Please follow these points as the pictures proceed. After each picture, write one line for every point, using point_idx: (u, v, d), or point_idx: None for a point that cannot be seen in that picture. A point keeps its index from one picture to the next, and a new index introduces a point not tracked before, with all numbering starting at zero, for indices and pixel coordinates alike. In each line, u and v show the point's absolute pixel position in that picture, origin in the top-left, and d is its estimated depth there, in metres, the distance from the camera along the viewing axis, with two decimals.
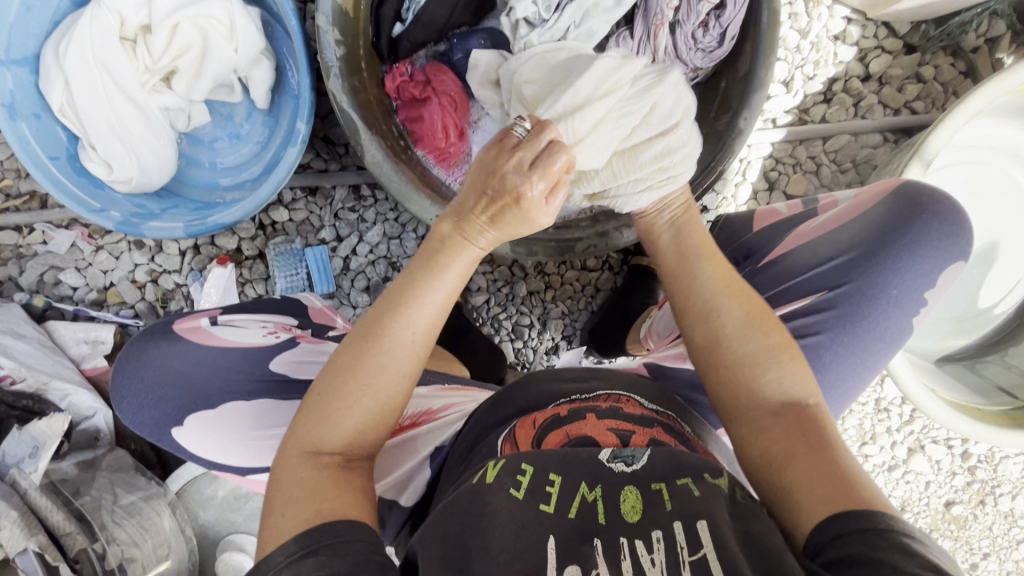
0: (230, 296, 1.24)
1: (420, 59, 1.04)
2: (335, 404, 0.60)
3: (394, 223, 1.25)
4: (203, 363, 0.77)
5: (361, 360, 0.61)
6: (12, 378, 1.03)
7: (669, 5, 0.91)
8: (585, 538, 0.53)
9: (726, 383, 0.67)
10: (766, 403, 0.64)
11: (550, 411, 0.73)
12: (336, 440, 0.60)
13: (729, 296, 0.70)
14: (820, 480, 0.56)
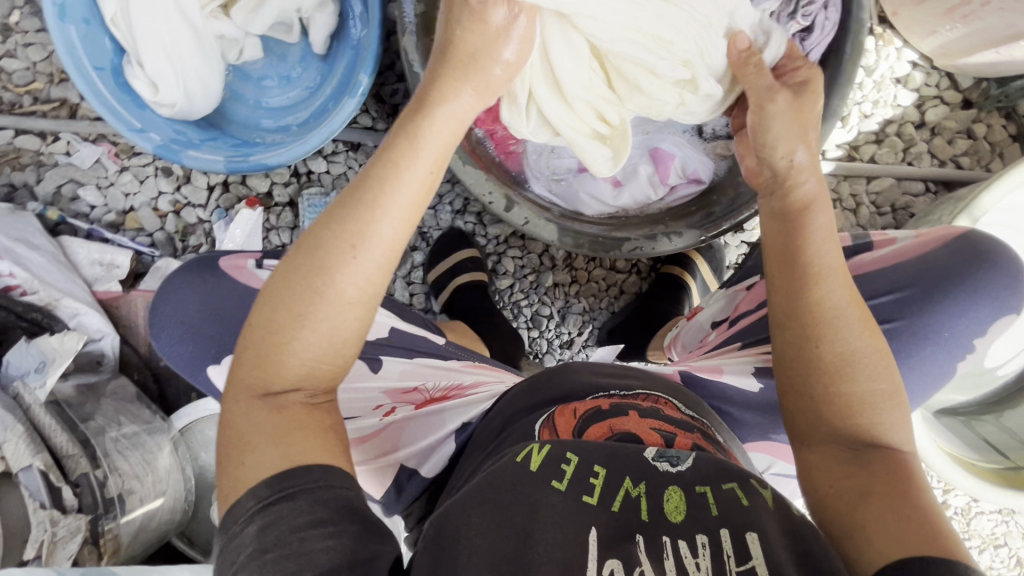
0: (254, 241, 1.21)
1: None
2: (294, 330, 0.56)
3: (431, 193, 1.23)
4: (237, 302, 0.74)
5: (298, 278, 0.56)
6: (23, 289, 1.00)
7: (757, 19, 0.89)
8: (627, 534, 0.52)
9: (828, 403, 0.62)
10: (861, 435, 0.61)
11: (590, 401, 0.72)
12: (287, 370, 0.56)
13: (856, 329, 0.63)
14: (908, 522, 0.53)
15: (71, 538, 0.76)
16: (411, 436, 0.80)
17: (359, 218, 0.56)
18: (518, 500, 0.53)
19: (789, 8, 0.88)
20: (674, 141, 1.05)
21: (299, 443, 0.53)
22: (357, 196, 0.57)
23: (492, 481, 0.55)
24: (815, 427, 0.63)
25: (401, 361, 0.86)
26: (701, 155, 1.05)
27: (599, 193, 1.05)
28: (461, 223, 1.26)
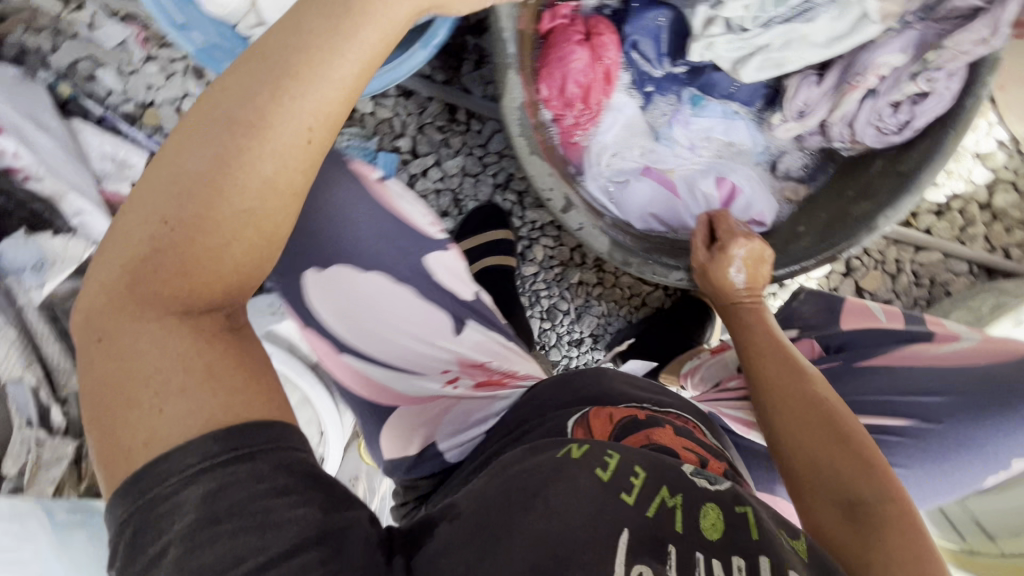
0: None
1: (586, 9, 0.95)
2: (186, 234, 0.40)
3: (477, 161, 1.16)
4: (348, 200, 0.74)
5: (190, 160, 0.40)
6: (26, 174, 0.91)
7: (876, 71, 0.82)
8: (656, 546, 0.44)
9: (806, 462, 0.62)
10: (842, 487, 0.57)
11: (628, 409, 0.65)
12: (161, 305, 0.39)
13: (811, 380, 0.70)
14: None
15: (58, 463, 0.71)
16: (456, 414, 0.77)
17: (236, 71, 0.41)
18: (552, 476, 0.48)
19: (913, 69, 0.80)
20: (746, 176, 1.00)
21: (223, 390, 0.39)
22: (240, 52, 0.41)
23: (529, 470, 0.49)
24: (802, 486, 0.60)
25: (478, 331, 0.80)
26: (769, 198, 1.01)
27: (656, 209, 0.99)
28: (500, 198, 1.19)
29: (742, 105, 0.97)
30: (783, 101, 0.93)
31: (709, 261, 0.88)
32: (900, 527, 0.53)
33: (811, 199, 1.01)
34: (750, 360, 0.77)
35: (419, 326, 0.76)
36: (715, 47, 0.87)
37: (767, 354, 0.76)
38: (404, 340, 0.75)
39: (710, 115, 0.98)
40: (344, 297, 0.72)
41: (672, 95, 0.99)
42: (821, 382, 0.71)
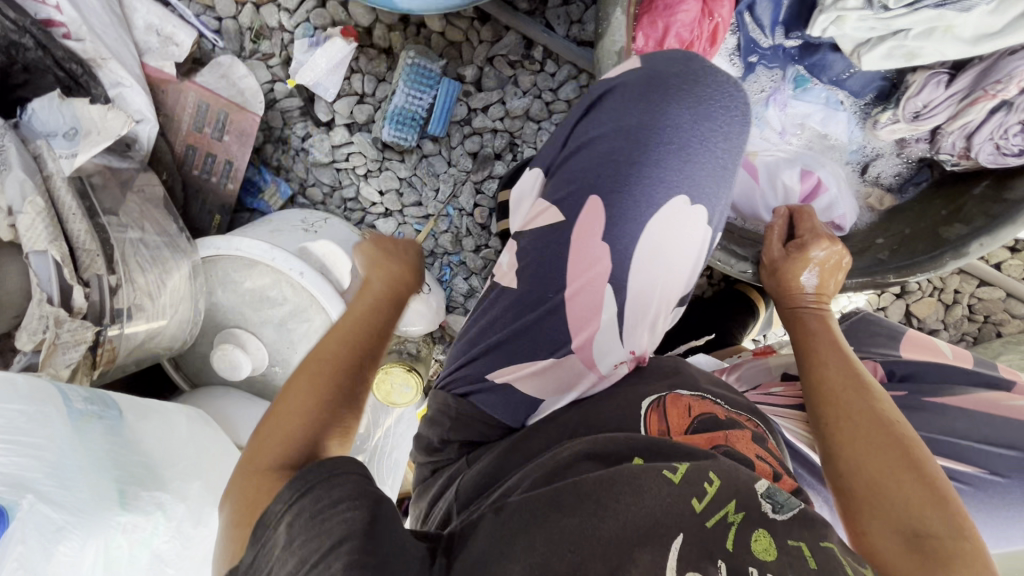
0: (334, 77, 1.04)
1: None
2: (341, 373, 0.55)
3: (543, 107, 1.06)
4: (715, 178, 0.63)
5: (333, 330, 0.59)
6: (67, 31, 0.82)
7: (1020, 81, 0.72)
8: (707, 556, 0.38)
9: (865, 482, 0.57)
10: (907, 514, 0.53)
11: (705, 403, 0.58)
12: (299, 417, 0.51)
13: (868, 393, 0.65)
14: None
15: (74, 347, 0.68)
16: (554, 382, 0.63)
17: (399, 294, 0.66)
18: (618, 478, 0.43)
19: None
20: (834, 173, 0.92)
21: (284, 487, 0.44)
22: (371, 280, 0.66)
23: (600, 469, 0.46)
24: (856, 507, 0.57)
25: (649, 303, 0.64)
26: (851, 201, 0.94)
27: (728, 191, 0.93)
28: None
29: (849, 95, 0.88)
30: (899, 98, 0.84)
31: (781, 258, 0.82)
32: (973, 565, 0.48)
33: (895, 211, 0.94)
34: (807, 364, 0.72)
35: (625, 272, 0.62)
36: (844, 23, 0.77)
37: (833, 363, 0.70)
38: (592, 279, 0.61)
39: (810, 99, 0.90)
40: (656, 224, 0.61)
41: (776, 70, 0.89)
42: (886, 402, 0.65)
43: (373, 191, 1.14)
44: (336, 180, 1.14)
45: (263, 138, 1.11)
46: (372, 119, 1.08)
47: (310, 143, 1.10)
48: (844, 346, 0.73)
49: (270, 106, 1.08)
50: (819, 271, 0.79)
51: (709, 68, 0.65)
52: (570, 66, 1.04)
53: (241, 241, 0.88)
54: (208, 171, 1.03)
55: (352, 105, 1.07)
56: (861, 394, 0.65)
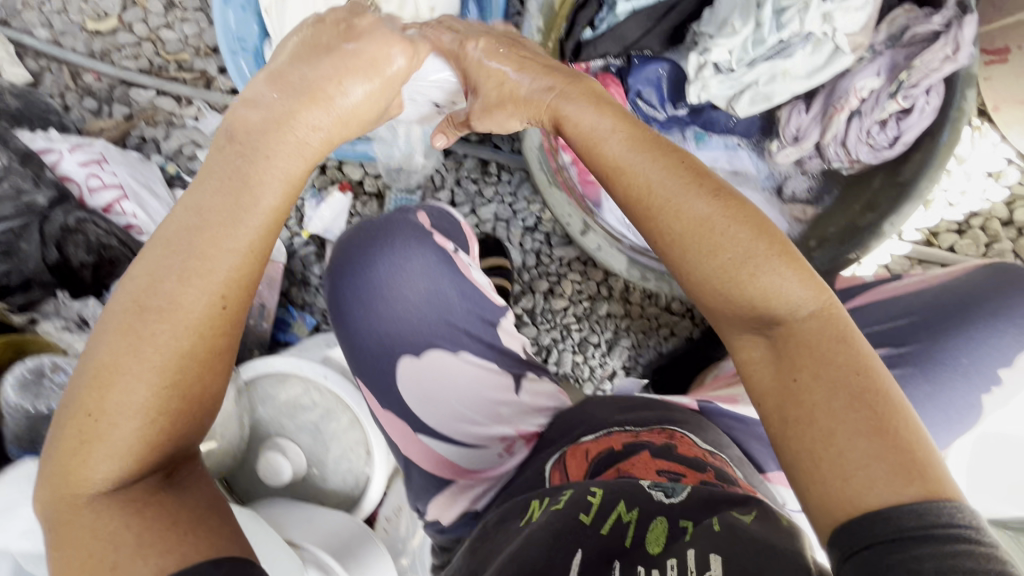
0: (339, 222, 1.30)
1: (593, 68, 1.10)
2: (216, 328, 0.52)
3: (508, 207, 1.30)
4: (423, 259, 0.78)
5: (182, 273, 0.51)
6: (140, 229, 1.11)
7: (857, 93, 0.92)
8: (604, 560, 0.49)
9: (744, 318, 0.57)
10: (764, 316, 0.56)
11: (604, 441, 0.69)
12: (150, 372, 0.50)
13: (698, 208, 0.58)
14: (865, 432, 0.48)
15: None
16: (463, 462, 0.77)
17: (282, 109, 0.58)
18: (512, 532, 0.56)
19: (892, 88, 0.90)
20: (751, 198, 1.09)
21: (153, 529, 0.47)
22: (285, 117, 0.57)
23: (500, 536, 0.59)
24: (723, 323, 0.59)
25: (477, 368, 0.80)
26: (775, 214, 1.09)
27: None
28: (529, 240, 1.31)
29: (742, 136, 1.07)
30: (778, 130, 1.03)
31: (587, 111, 0.70)
32: (829, 347, 0.53)
33: (818, 218, 1.07)
34: (622, 179, 0.63)
35: (433, 371, 0.77)
36: (708, 88, 0.98)
37: (642, 171, 0.62)
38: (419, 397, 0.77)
39: (711, 148, 1.10)
40: (409, 319, 0.77)
41: (676, 133, 1.10)
42: (685, 171, 0.60)
43: None
44: None
45: (287, 282, 1.35)
46: None
47: None
48: (636, 133, 0.65)
49: (292, 255, 1.34)
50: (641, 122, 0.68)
51: (363, 230, 0.80)
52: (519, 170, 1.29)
53: (280, 360, 1.05)
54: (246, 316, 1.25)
55: None
56: (695, 230, 0.58)
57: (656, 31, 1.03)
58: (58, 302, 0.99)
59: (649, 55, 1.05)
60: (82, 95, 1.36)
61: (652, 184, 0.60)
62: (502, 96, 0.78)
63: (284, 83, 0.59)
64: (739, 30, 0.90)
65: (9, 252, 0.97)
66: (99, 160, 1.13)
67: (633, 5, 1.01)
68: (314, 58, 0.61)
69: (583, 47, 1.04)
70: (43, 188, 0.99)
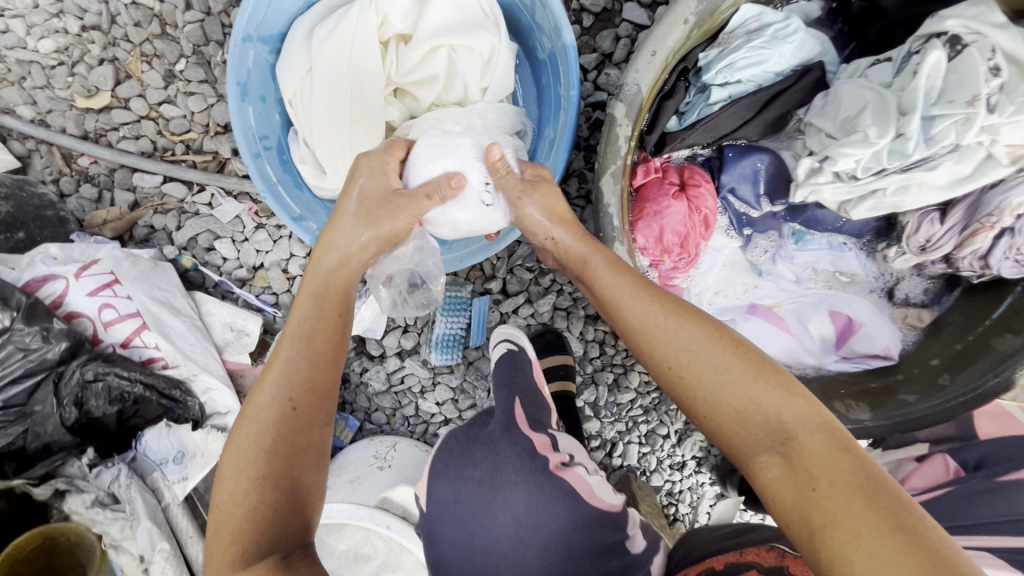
0: (380, 321, 1.17)
1: (676, 159, 0.95)
2: (301, 428, 0.59)
3: (568, 297, 1.17)
4: (524, 467, 0.66)
5: (277, 382, 0.60)
6: (164, 362, 0.98)
7: (1013, 211, 0.76)
8: None
9: (732, 419, 0.59)
10: (770, 429, 0.57)
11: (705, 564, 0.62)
12: (257, 465, 0.56)
13: (682, 329, 0.62)
14: (885, 533, 0.48)
15: None
16: None
17: (353, 253, 0.69)
18: None
19: None
20: (864, 308, 0.94)
21: None
22: (339, 252, 0.68)
23: None
24: (736, 444, 0.59)
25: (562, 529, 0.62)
26: (892, 328, 0.94)
27: (770, 349, 0.95)
28: (591, 330, 1.19)
29: (850, 236, 0.93)
30: (899, 235, 0.88)
31: (570, 245, 0.75)
32: (838, 460, 0.53)
33: (936, 326, 0.94)
34: (622, 316, 0.67)
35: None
36: (822, 193, 0.85)
37: (635, 309, 0.65)
38: None
39: (814, 248, 0.95)
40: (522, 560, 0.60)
41: (772, 231, 0.96)
42: (673, 304, 0.64)
43: (432, 404, 1.22)
44: (396, 402, 1.23)
45: None
46: (419, 343, 1.20)
47: (368, 376, 1.21)
48: (620, 265, 0.70)
49: None
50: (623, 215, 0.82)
51: (453, 450, 0.70)
52: None
53: (331, 507, 0.96)
54: None
55: (399, 336, 1.19)
56: (666, 342, 0.62)
57: (757, 121, 0.87)
58: (81, 466, 0.89)
59: (744, 144, 0.91)
60: (79, 181, 1.20)
61: (635, 310, 0.65)
62: (530, 227, 0.78)
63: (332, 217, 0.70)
64: (874, 141, 0.75)
65: (23, 416, 0.86)
66: (110, 282, 0.99)
67: (729, 91, 0.85)
68: (372, 219, 0.70)
69: (668, 141, 0.88)
70: (53, 342, 0.86)
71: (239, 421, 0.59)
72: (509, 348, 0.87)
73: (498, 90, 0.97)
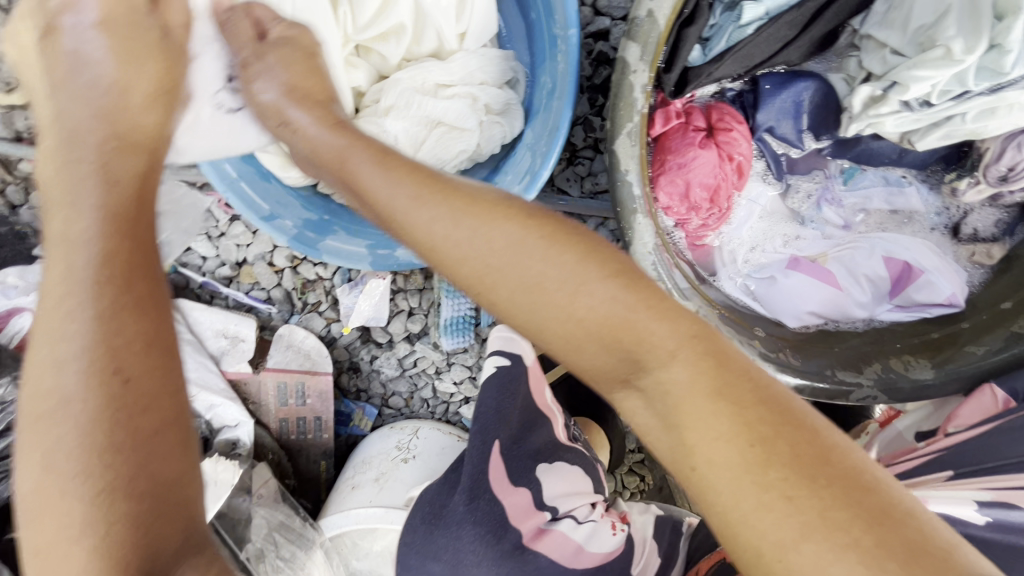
0: (383, 309, 1.09)
1: (701, 97, 0.80)
2: (137, 398, 0.44)
3: None
4: (479, 544, 0.61)
5: (73, 349, 0.43)
6: None
7: None
8: None
9: (560, 332, 0.47)
10: (612, 347, 0.46)
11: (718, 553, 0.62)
12: (75, 466, 0.41)
13: (470, 227, 0.49)
14: (799, 532, 0.37)
15: None
16: None
17: (135, 140, 0.56)
18: None
19: None
20: (921, 252, 0.83)
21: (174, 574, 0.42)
22: (122, 135, 0.55)
23: None
24: (581, 367, 0.48)
25: None
26: (957, 273, 0.83)
27: (813, 305, 0.84)
28: None
29: (910, 168, 0.81)
30: (978, 164, 0.74)
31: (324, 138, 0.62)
32: (712, 403, 0.42)
33: (1010, 260, 0.82)
34: (407, 236, 0.52)
35: None
36: (882, 125, 0.70)
37: (416, 224, 0.50)
38: None
39: (866, 185, 0.84)
40: None
41: (816, 172, 0.85)
42: (464, 199, 0.50)
43: (450, 384, 1.15)
44: (412, 386, 1.16)
45: (335, 373, 1.15)
46: (426, 325, 1.12)
47: (379, 364, 1.14)
48: (392, 162, 0.55)
49: (333, 345, 1.12)
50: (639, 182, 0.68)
51: (411, 537, 0.65)
52: (594, 218, 0.99)
53: (359, 512, 0.94)
54: (303, 431, 1.10)
55: (405, 321, 1.11)
56: (463, 250, 0.49)
57: (801, 41, 0.71)
58: None
59: (783, 70, 0.76)
60: (27, 189, 1.06)
61: (415, 217, 0.50)
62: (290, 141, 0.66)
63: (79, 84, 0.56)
64: (959, 59, 0.59)
65: None
66: None
67: (766, 6, 0.68)
68: (138, 89, 0.59)
69: (691, 78, 0.72)
70: None
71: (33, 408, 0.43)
72: (499, 366, 0.73)
73: (480, 34, 0.82)
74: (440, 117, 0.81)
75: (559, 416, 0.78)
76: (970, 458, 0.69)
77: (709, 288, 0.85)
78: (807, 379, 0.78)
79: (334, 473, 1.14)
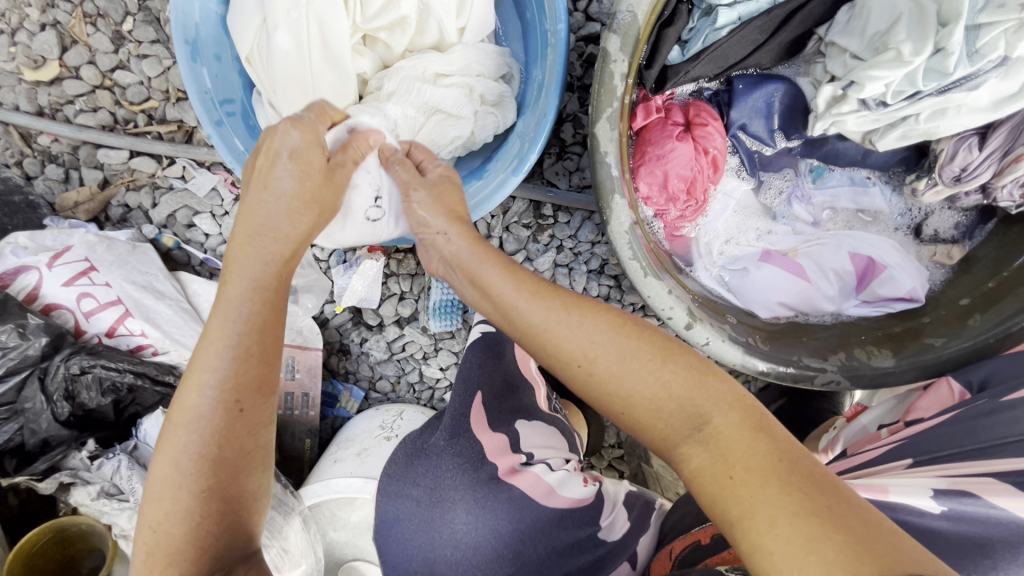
0: (374, 291, 1.13)
1: (680, 95, 0.87)
2: (245, 430, 0.53)
3: (568, 252, 1.07)
4: (456, 471, 0.63)
5: (214, 379, 0.52)
6: (154, 348, 0.94)
7: None
8: None
9: (641, 407, 0.51)
10: (682, 417, 0.50)
11: (692, 534, 0.63)
12: (195, 479, 0.50)
13: (579, 318, 0.55)
14: (814, 549, 0.40)
15: None
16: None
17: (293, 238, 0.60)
18: None
19: None
20: (886, 249, 0.88)
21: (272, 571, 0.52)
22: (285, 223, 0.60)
23: None
24: (652, 436, 0.52)
25: (500, 520, 0.61)
26: (918, 269, 0.88)
27: (783, 297, 0.89)
28: (596, 284, 1.10)
29: (874, 170, 0.87)
30: (932, 165, 0.79)
31: (460, 250, 0.65)
32: (754, 440, 0.46)
33: (967, 261, 0.87)
34: (517, 320, 0.58)
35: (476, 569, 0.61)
36: (845, 124, 0.75)
37: (526, 309, 0.57)
38: None
39: (833, 185, 0.89)
40: (469, 556, 0.60)
41: (788, 170, 0.90)
42: (571, 299, 0.57)
43: (435, 369, 1.19)
44: (399, 370, 1.20)
45: (326, 354, 1.19)
46: (416, 310, 1.16)
47: (368, 346, 1.17)
48: (510, 267, 0.61)
49: (325, 326, 1.16)
50: (616, 163, 0.74)
51: (394, 470, 0.67)
52: (581, 211, 1.04)
53: (339, 482, 0.95)
54: (290, 407, 1.13)
55: (396, 304, 1.15)
56: (569, 337, 0.54)
57: (770, 46, 0.77)
58: (81, 458, 0.87)
59: (755, 73, 0.82)
60: (44, 162, 1.11)
61: (526, 305, 0.57)
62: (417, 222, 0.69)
63: (279, 196, 0.60)
64: (908, 60, 0.66)
65: (17, 413, 0.83)
66: (85, 270, 0.94)
67: (738, 12, 0.74)
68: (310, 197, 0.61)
69: (670, 75, 0.78)
70: (32, 338, 0.84)
71: (167, 418, 0.52)
72: (484, 331, 0.78)
73: (478, 30, 0.89)
74: (438, 104, 0.87)
75: (539, 389, 0.82)
76: (929, 446, 0.71)
77: (685, 278, 0.89)
78: (778, 359, 0.83)
79: (318, 453, 1.16)
